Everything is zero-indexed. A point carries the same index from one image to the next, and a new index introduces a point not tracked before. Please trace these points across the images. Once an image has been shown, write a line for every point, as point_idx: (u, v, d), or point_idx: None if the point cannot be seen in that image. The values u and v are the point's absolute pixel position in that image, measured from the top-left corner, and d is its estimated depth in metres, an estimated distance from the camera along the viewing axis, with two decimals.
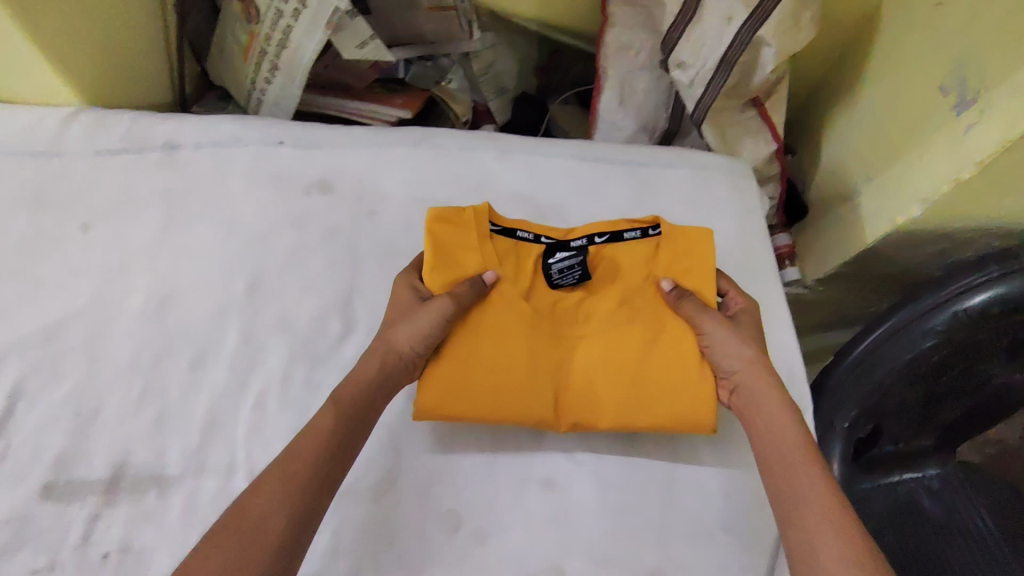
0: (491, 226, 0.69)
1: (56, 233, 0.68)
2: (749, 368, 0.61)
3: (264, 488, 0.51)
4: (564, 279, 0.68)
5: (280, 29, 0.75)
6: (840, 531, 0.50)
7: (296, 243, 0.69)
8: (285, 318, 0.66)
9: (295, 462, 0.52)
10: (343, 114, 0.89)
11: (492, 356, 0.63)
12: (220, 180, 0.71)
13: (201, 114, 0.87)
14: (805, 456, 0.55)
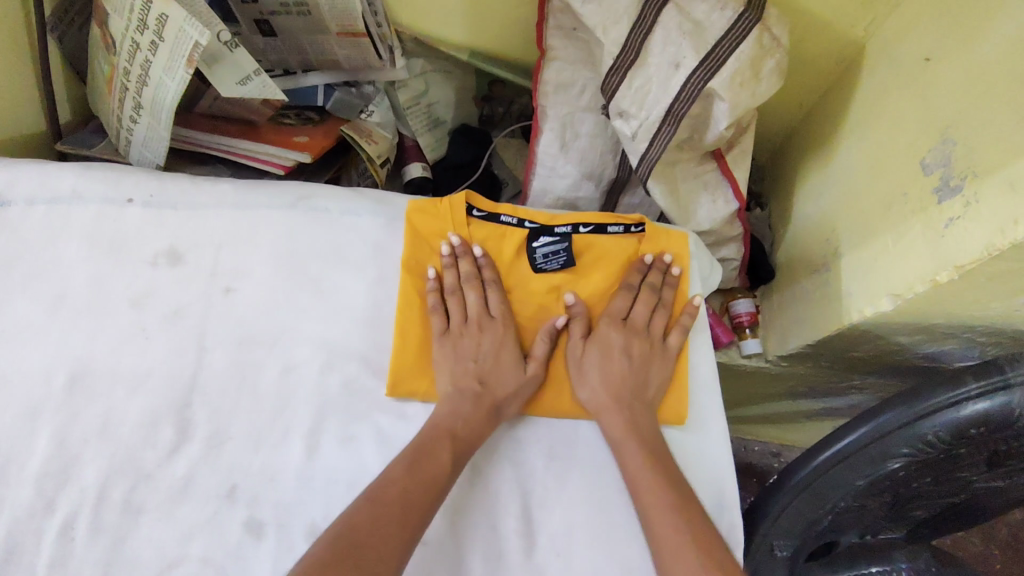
0: (473, 211, 0.64)
1: None
2: (605, 405, 0.57)
3: (380, 512, 0.48)
4: (548, 264, 0.63)
5: (138, 63, 0.64)
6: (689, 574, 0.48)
7: (132, 327, 0.58)
8: (109, 421, 0.55)
9: (386, 511, 0.48)
10: (231, 153, 0.77)
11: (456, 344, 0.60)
12: (52, 246, 0.60)
13: (69, 151, 0.76)
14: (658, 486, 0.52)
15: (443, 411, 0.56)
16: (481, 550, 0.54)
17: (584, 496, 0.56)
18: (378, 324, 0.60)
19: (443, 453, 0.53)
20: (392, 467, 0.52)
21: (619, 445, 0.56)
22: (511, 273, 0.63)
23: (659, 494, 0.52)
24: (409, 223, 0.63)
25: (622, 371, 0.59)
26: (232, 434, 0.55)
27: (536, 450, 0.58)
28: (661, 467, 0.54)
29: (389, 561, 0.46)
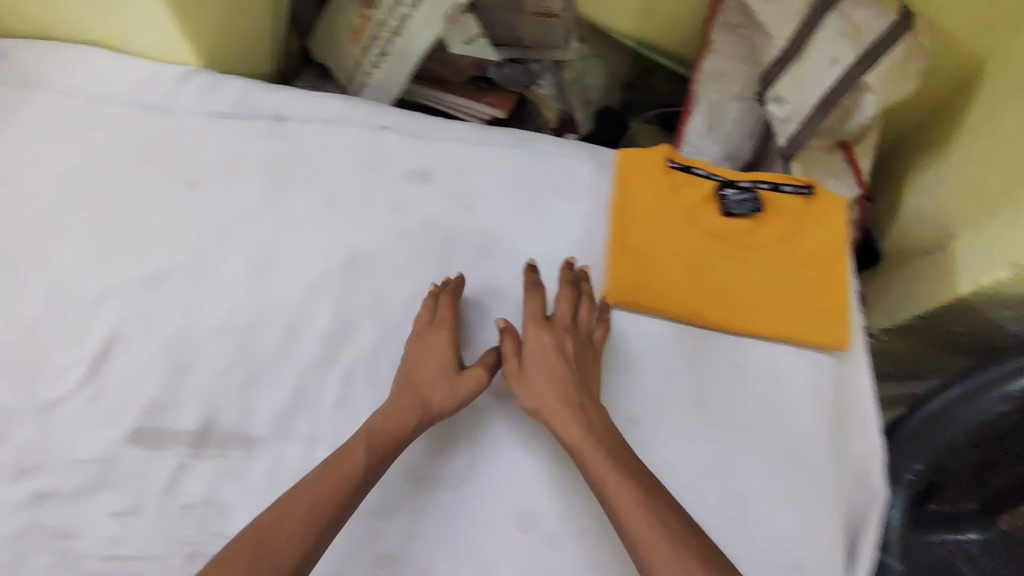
0: (672, 163, 0.71)
1: (164, 186, 0.68)
2: (558, 410, 0.58)
3: (287, 516, 0.51)
4: (737, 210, 0.69)
5: (396, 17, 0.77)
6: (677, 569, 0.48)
7: (392, 227, 0.69)
8: (377, 298, 0.66)
9: (291, 513, 0.51)
10: (438, 105, 0.90)
11: (658, 275, 0.68)
12: (324, 155, 0.71)
13: (305, 90, 0.89)
14: (626, 495, 0.52)
15: (358, 445, 0.55)
16: (681, 430, 0.64)
17: (763, 399, 0.66)
18: (587, 244, 0.70)
19: (355, 453, 0.55)
20: (302, 484, 0.53)
21: (584, 452, 0.56)
22: (694, 208, 0.70)
23: (635, 495, 0.52)
24: (618, 171, 0.71)
25: (563, 371, 0.60)
26: (475, 322, 0.66)
27: (720, 358, 0.67)
28: (629, 467, 0.54)
29: (280, 555, 0.49)
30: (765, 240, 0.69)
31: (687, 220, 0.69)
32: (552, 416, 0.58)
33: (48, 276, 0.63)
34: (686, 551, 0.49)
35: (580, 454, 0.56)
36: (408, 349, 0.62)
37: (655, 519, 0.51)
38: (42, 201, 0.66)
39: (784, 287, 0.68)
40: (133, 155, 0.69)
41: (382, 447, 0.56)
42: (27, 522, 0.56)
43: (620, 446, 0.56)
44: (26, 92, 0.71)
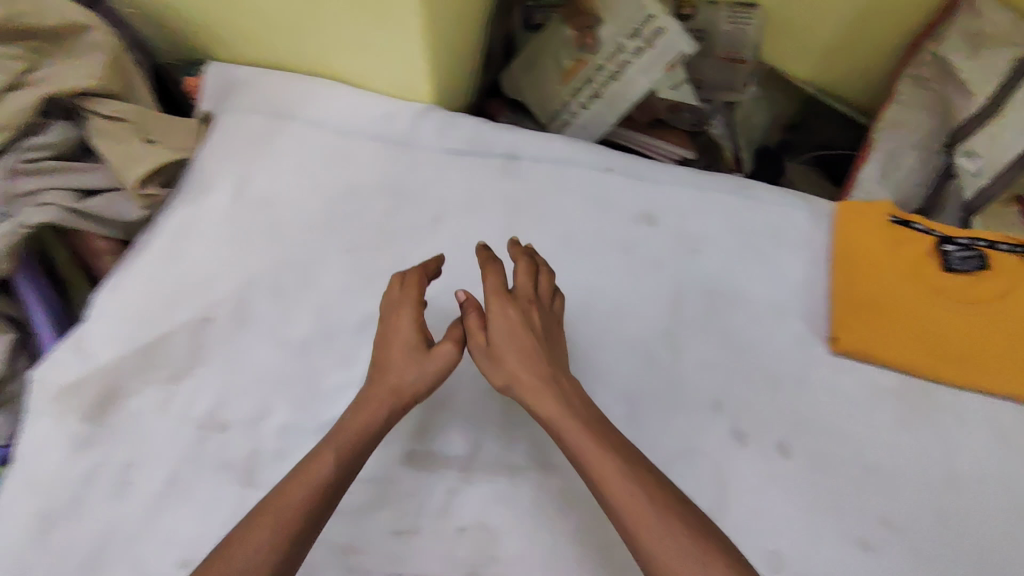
0: (892, 219, 0.74)
1: (411, 219, 0.72)
2: (540, 391, 0.55)
3: (265, 520, 0.48)
4: (959, 267, 0.71)
5: (616, 63, 0.80)
6: (678, 553, 0.46)
7: (625, 266, 0.71)
8: (616, 335, 0.68)
9: (302, 534, 0.48)
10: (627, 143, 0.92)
11: (885, 328, 0.69)
12: (556, 193, 0.74)
13: (505, 122, 0.94)
14: (631, 495, 0.48)
15: (328, 447, 0.53)
16: (916, 480, 0.65)
17: (995, 454, 0.66)
18: (809, 292, 0.72)
19: (326, 456, 0.52)
20: (281, 487, 0.51)
21: (561, 426, 0.53)
22: (914, 265, 0.72)
23: (611, 461, 0.50)
24: (838, 225, 0.74)
25: (526, 341, 0.56)
26: (713, 362, 0.68)
27: (947, 410, 0.68)
28: (626, 452, 0.51)
29: None
30: (990, 297, 0.70)
31: (909, 275, 0.71)
32: (528, 392, 0.55)
33: (315, 301, 0.68)
34: (676, 527, 0.47)
35: (556, 429, 0.53)
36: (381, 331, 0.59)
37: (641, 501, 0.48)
38: (303, 228, 0.71)
39: (1011, 344, 0.68)
40: (381, 189, 0.73)
41: (352, 447, 0.53)
42: (315, 535, 0.60)
43: (590, 424, 0.53)
44: (280, 124, 0.76)
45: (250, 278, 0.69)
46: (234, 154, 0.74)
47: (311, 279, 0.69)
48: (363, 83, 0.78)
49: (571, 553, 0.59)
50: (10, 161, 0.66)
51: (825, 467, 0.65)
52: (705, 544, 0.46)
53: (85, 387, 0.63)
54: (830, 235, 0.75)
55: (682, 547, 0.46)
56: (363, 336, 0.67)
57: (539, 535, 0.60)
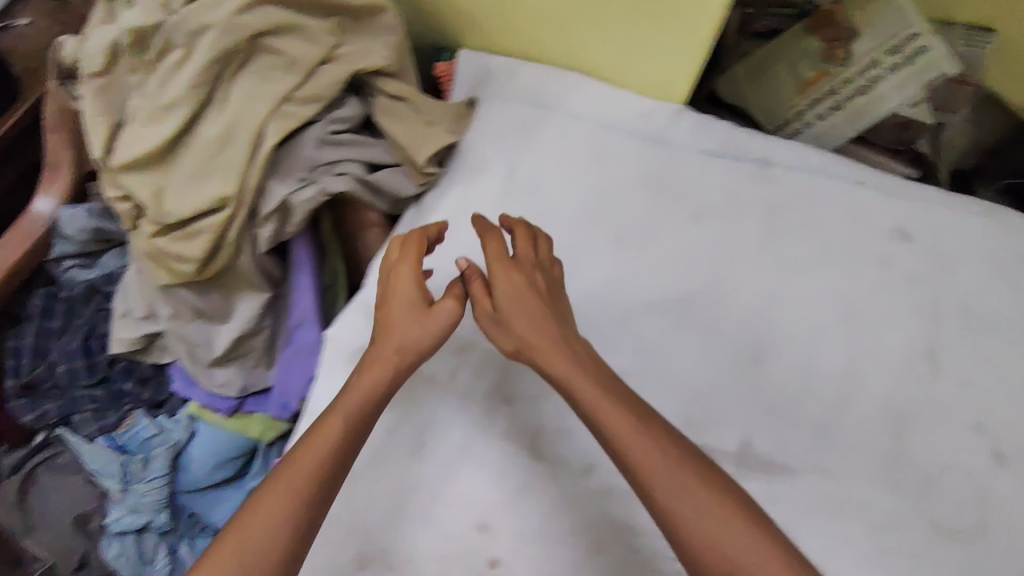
0: None
1: (673, 216, 0.74)
2: (533, 346, 0.56)
3: (265, 504, 0.50)
4: None
5: (867, 77, 0.81)
6: (749, 549, 0.46)
7: (881, 281, 0.73)
8: (875, 349, 0.71)
9: (270, 495, 0.51)
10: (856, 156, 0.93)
11: None
12: (813, 203, 0.76)
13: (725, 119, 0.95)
14: (677, 468, 0.49)
15: (335, 414, 0.55)
16: None
17: None
18: None
19: (333, 424, 0.54)
20: (289, 459, 0.53)
21: (573, 386, 0.54)
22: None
23: (643, 433, 0.51)
24: None
25: (532, 299, 0.58)
26: (970, 383, 0.70)
27: None
28: (619, 398, 0.53)
29: (266, 537, 0.49)
30: None
31: None
32: (542, 355, 0.56)
33: (586, 286, 0.71)
34: (733, 517, 0.48)
35: (567, 387, 0.54)
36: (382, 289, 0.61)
37: (720, 507, 0.48)
38: (569, 217, 0.74)
39: None
40: (644, 185, 0.76)
41: (359, 413, 0.55)
42: (598, 514, 0.62)
43: (624, 397, 0.54)
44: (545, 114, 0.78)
45: None
46: (503, 140, 0.77)
47: (578, 266, 0.72)
48: (618, 78, 0.80)
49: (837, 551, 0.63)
50: (319, 132, 0.69)
51: None
52: (736, 512, 0.48)
53: None
54: None
55: (697, 519, 0.48)
56: (630, 327, 0.70)
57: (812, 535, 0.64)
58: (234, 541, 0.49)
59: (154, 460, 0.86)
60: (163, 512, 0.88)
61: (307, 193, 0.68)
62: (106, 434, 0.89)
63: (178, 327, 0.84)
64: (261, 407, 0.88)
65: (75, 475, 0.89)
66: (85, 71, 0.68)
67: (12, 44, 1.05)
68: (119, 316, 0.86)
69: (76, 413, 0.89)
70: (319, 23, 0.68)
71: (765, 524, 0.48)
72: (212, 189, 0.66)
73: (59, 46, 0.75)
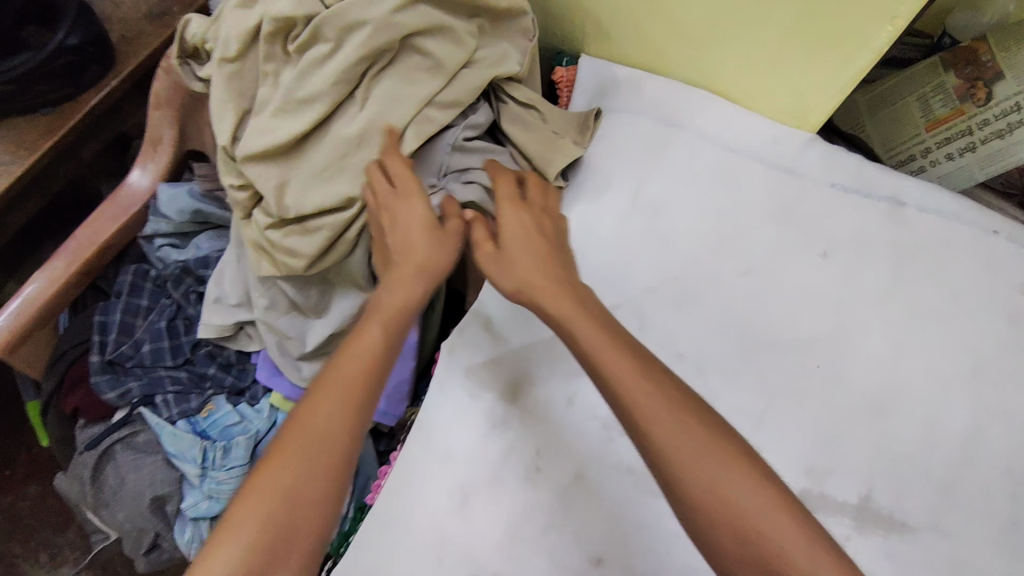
0: None
1: (802, 250, 0.72)
2: (537, 283, 0.58)
3: (319, 404, 0.52)
4: None
5: (1006, 121, 0.77)
6: (756, 490, 0.47)
7: (1011, 337, 0.70)
8: (1004, 407, 0.68)
9: (326, 398, 0.52)
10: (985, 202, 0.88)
11: None
12: (943, 249, 0.74)
13: (847, 147, 0.92)
14: (684, 416, 0.50)
15: (372, 321, 0.57)
16: None
17: None
18: None
19: (373, 331, 0.56)
20: (333, 367, 0.54)
21: (572, 324, 0.55)
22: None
23: (645, 386, 0.51)
24: None
25: (537, 240, 0.61)
26: None
27: None
28: (623, 342, 0.54)
29: (328, 438, 0.51)
30: None
31: None
32: (544, 295, 0.58)
33: (709, 315, 0.70)
34: (743, 462, 0.49)
35: (568, 327, 0.55)
36: (393, 220, 0.61)
37: (724, 446, 0.49)
38: (694, 242, 0.72)
39: None
40: (772, 217, 0.74)
41: (396, 322, 0.57)
42: None
43: (625, 337, 0.54)
44: (673, 133, 0.77)
45: (650, 286, 0.71)
46: (631, 158, 0.76)
47: (701, 296, 0.70)
48: (745, 97, 0.78)
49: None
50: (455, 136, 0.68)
51: None
52: (744, 464, 0.48)
53: (501, 367, 0.66)
54: None
55: (701, 464, 0.48)
56: (752, 363, 0.68)
57: None
58: (294, 442, 0.50)
59: (234, 449, 0.85)
60: None
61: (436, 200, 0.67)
62: (186, 418, 0.87)
63: (269, 319, 0.82)
64: None
65: (154, 455, 0.87)
66: (219, 54, 0.66)
67: (110, 13, 1.04)
68: (210, 301, 0.85)
69: (158, 393, 0.87)
70: (464, 24, 0.65)
71: (762, 470, 0.49)
72: (347, 187, 0.65)
73: (183, 26, 0.73)
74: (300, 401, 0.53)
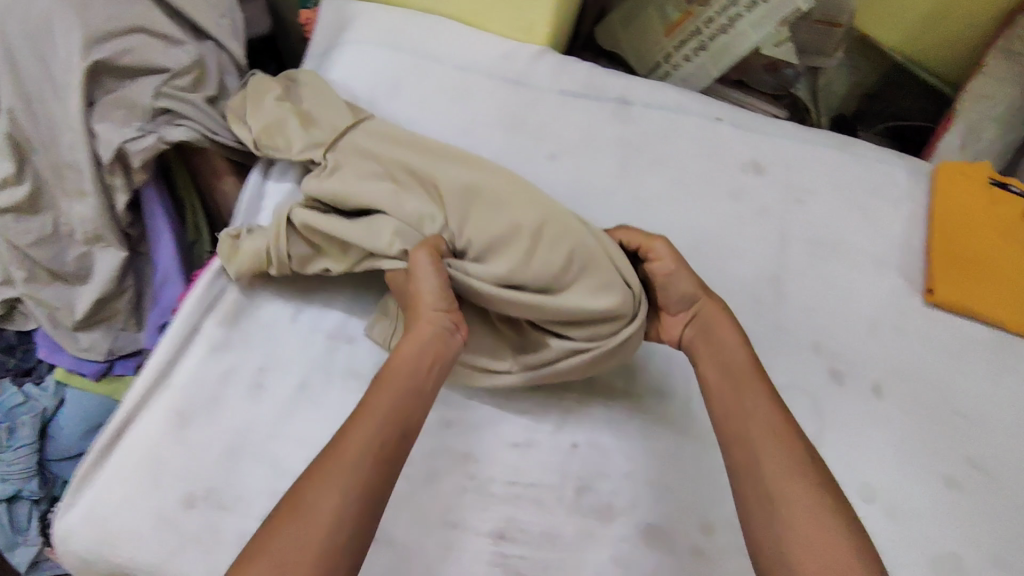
0: (990, 180, 0.78)
1: (529, 154, 0.74)
2: (709, 313, 0.61)
3: (319, 473, 0.46)
4: None
5: (727, 16, 0.80)
6: (815, 511, 0.47)
7: (734, 212, 0.74)
8: (724, 274, 0.71)
9: (332, 468, 0.46)
10: (727, 101, 0.98)
11: (987, 285, 0.73)
12: (668, 140, 0.77)
13: (605, 66, 0.96)
14: (781, 427, 0.52)
15: (382, 389, 0.51)
16: (995, 428, 0.68)
17: None
18: (906, 250, 0.75)
19: (384, 398, 0.51)
20: (345, 435, 0.48)
21: (737, 364, 0.57)
22: (1012, 222, 0.76)
23: (757, 398, 0.54)
24: (944, 180, 0.78)
25: (696, 284, 0.62)
26: (818, 308, 0.71)
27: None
28: (741, 364, 0.57)
29: (323, 507, 0.44)
30: None
31: (1006, 228, 0.75)
32: (717, 333, 0.60)
33: None
34: (805, 477, 0.49)
35: (731, 355, 0.58)
36: (425, 328, 0.55)
37: (805, 459, 0.50)
38: None
39: None
40: (501, 127, 0.75)
41: (406, 386, 0.52)
42: (436, 441, 0.63)
43: (761, 368, 0.58)
44: (404, 59, 0.77)
45: None
46: (363, 81, 0.76)
47: None
48: (470, 12, 0.79)
49: (691, 483, 0.64)
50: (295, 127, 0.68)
51: (914, 411, 0.68)
52: (822, 477, 0.50)
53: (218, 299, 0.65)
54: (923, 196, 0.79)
55: (786, 482, 0.49)
56: None
57: (641, 457, 0.64)
58: (287, 525, 0.43)
59: (20, 427, 0.83)
60: (33, 479, 0.85)
61: (145, 142, 0.67)
62: None
63: (31, 291, 0.79)
64: (132, 370, 0.87)
65: None
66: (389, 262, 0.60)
67: None
68: None
69: None
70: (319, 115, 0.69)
71: (833, 490, 0.49)
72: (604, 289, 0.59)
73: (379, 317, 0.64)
74: (301, 472, 0.47)
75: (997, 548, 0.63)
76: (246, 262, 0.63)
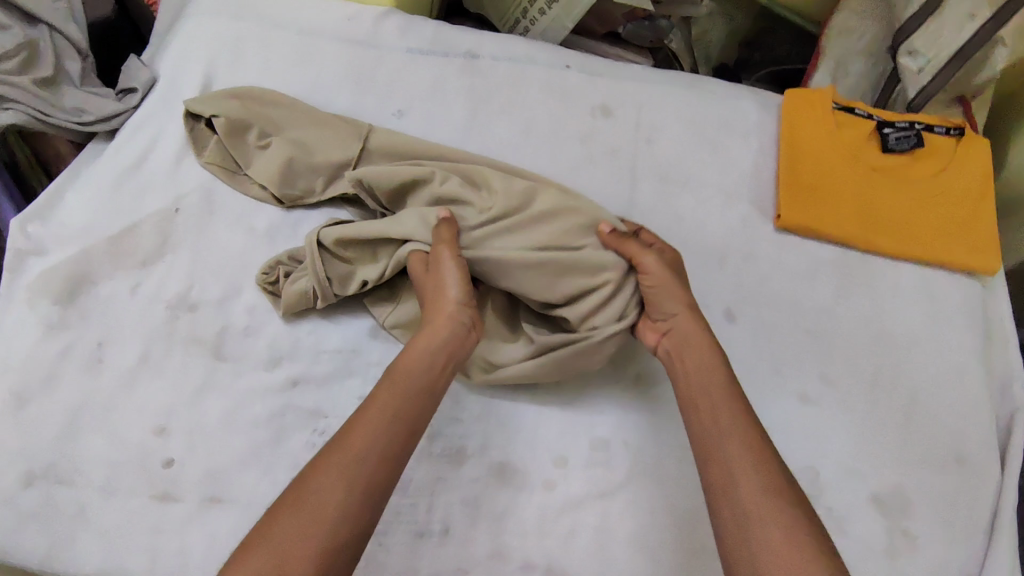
0: (834, 105, 0.80)
1: (375, 114, 0.74)
2: (684, 329, 0.59)
3: (323, 464, 0.47)
4: (899, 145, 0.78)
5: None
6: (787, 530, 0.46)
7: (583, 155, 0.75)
8: None
9: (337, 457, 0.47)
10: (596, 55, 0.99)
11: (835, 206, 0.75)
12: (517, 89, 0.78)
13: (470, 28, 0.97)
14: (750, 448, 0.51)
15: (390, 383, 0.52)
16: (844, 343, 0.70)
17: (925, 315, 0.72)
18: (753, 182, 0.77)
19: (391, 391, 0.52)
20: (354, 425, 0.49)
21: (707, 382, 0.56)
22: (856, 144, 0.78)
23: (733, 418, 0.53)
24: (790, 109, 0.80)
25: (684, 294, 0.61)
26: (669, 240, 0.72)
27: (868, 275, 0.74)
28: (717, 382, 0.56)
29: (330, 494, 0.45)
30: (918, 173, 0.77)
31: (852, 149, 0.78)
32: (691, 350, 0.58)
33: None
34: (777, 496, 0.48)
35: (700, 375, 0.57)
36: (441, 324, 0.56)
37: (779, 477, 0.49)
38: None
39: (912, 217, 0.75)
40: (347, 89, 0.75)
41: (416, 380, 0.53)
42: (280, 401, 0.61)
43: (739, 384, 0.56)
44: (248, 29, 0.77)
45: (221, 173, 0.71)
46: (208, 53, 0.76)
47: None
48: None
49: (545, 419, 0.64)
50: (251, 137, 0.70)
51: (767, 331, 0.70)
52: (794, 495, 0.48)
53: (55, 275, 0.64)
54: (772, 128, 0.81)
55: (764, 505, 0.47)
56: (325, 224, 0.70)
57: (495, 399, 0.65)
58: (290, 513, 0.44)
59: None
60: None
61: None
62: None
63: None
64: None
65: None
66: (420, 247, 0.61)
67: None
68: None
69: None
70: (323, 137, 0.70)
71: (800, 499, 0.48)
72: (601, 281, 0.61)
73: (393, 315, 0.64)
74: (306, 463, 0.48)
75: (848, 456, 0.65)
76: (292, 302, 0.63)
